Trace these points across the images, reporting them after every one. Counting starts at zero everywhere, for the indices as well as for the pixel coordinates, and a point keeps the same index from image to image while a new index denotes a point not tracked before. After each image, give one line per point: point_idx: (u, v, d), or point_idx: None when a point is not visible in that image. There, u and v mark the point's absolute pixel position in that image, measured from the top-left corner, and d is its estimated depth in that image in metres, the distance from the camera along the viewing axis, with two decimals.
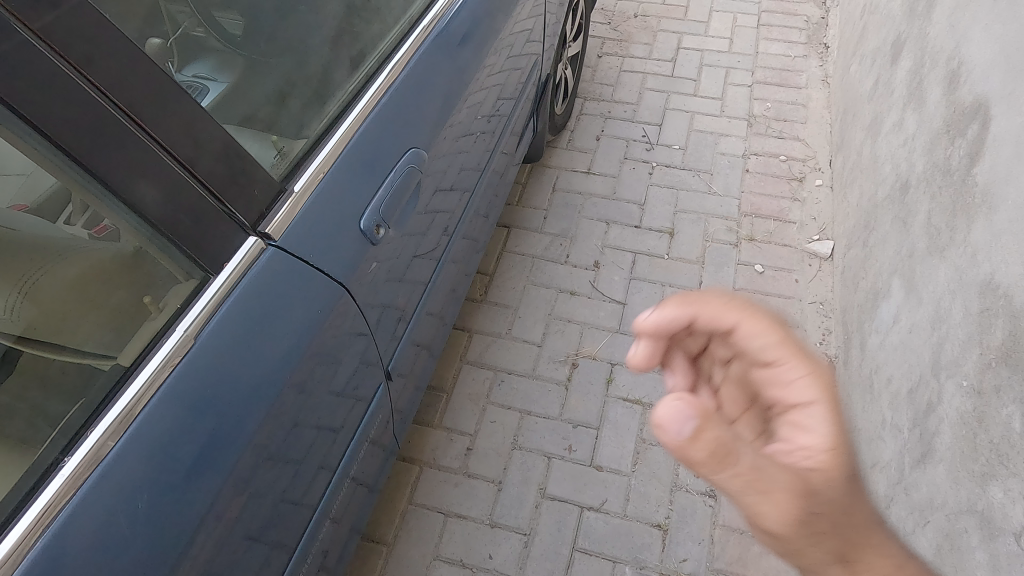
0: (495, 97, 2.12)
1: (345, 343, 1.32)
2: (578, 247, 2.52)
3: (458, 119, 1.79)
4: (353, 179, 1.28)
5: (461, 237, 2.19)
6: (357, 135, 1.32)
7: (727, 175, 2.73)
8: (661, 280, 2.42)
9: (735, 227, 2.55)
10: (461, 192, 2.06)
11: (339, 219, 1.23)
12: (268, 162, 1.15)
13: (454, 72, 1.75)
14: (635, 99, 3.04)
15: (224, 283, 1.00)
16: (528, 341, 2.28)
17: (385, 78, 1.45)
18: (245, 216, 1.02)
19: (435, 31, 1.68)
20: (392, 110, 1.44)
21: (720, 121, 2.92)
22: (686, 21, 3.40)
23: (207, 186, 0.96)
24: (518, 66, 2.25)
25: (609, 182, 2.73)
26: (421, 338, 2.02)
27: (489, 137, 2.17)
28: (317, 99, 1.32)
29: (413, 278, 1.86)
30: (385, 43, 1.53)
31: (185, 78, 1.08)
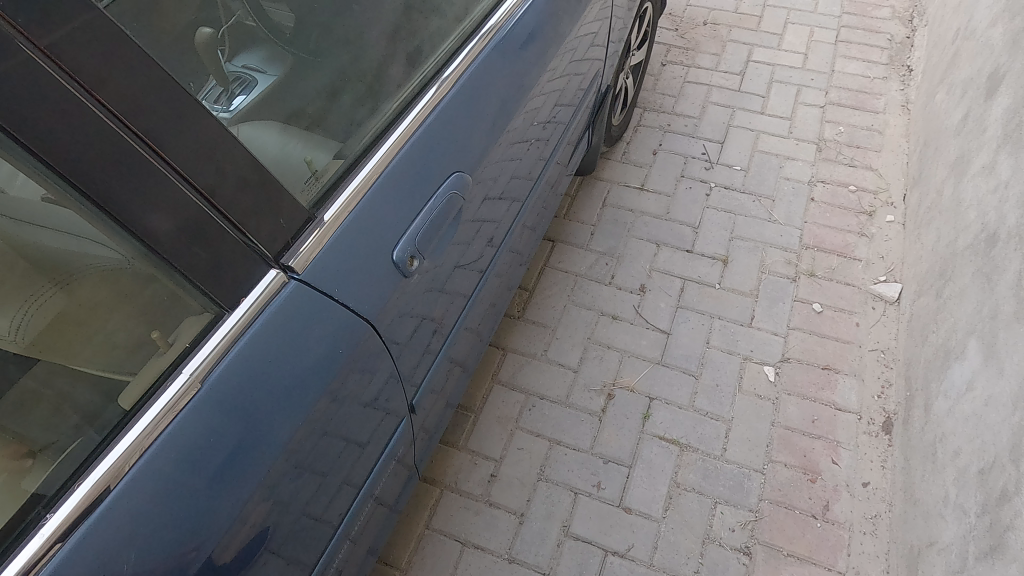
0: (552, 104, 2.01)
1: (375, 369, 1.24)
2: (624, 268, 2.40)
3: (512, 134, 1.68)
4: (388, 206, 1.18)
5: (507, 250, 2.09)
6: (399, 157, 1.21)
7: (791, 202, 2.56)
8: (710, 311, 2.28)
9: (795, 260, 2.39)
10: (510, 202, 1.96)
11: (372, 246, 1.13)
12: (297, 182, 1.05)
13: (513, 82, 1.63)
14: (697, 112, 2.89)
15: (238, 319, 0.92)
16: (564, 365, 2.17)
17: (434, 92, 1.34)
18: (268, 245, 0.93)
19: (494, 40, 1.56)
20: (439, 128, 1.33)
21: (787, 143, 2.74)
22: (759, 32, 3.21)
23: (229, 213, 0.87)
24: (579, 72, 2.13)
25: (663, 200, 2.59)
26: (456, 354, 1.94)
27: (542, 149, 2.06)
28: (370, 96, 1.23)
29: (453, 290, 1.77)
30: (440, 51, 1.43)
31: (230, 70, 1.02)
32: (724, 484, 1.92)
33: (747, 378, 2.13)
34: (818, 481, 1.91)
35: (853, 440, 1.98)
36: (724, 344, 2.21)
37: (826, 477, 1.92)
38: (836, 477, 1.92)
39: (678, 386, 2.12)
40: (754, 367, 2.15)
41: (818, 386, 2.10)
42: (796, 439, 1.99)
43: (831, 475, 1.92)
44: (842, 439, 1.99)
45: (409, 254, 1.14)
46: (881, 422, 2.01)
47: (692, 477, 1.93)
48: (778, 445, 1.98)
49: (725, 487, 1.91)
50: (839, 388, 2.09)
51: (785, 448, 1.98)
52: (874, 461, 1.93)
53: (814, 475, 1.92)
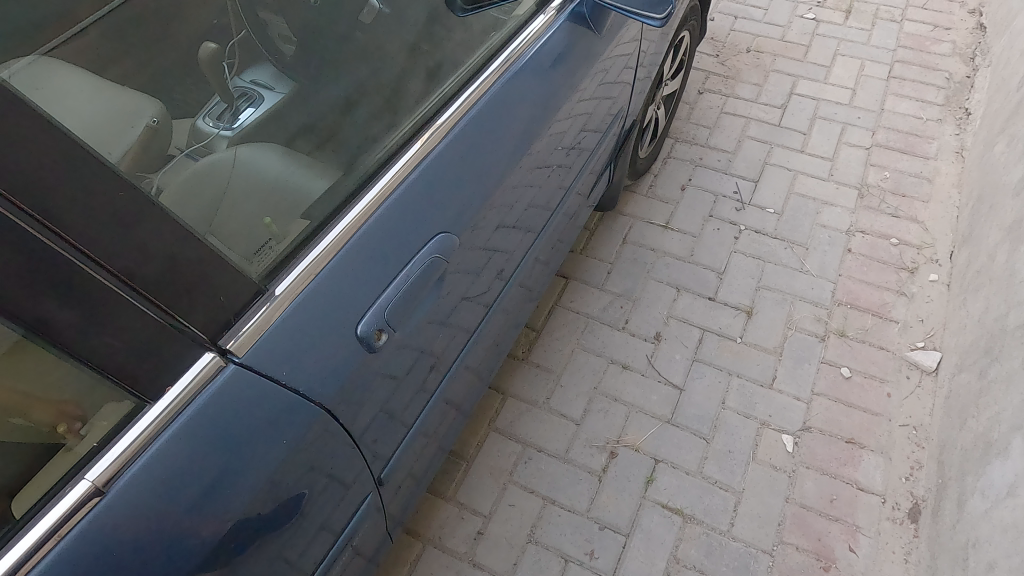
0: (578, 129, 1.87)
1: (340, 440, 1.12)
2: (640, 312, 2.26)
3: (517, 179, 1.56)
4: (352, 278, 1.06)
5: (517, 285, 1.95)
6: (371, 220, 1.11)
7: (825, 252, 2.38)
8: (729, 367, 2.13)
9: (825, 317, 2.22)
10: (524, 232, 1.83)
11: (330, 320, 1.02)
12: (242, 249, 0.95)
13: (520, 126, 1.52)
14: (732, 147, 2.72)
15: (161, 410, 0.81)
16: (566, 416, 2.04)
17: (418, 148, 1.24)
18: (202, 327, 0.83)
19: (498, 84, 1.44)
20: (422, 185, 1.23)
21: (826, 186, 2.56)
22: (805, 63, 3.02)
23: (144, 293, 0.75)
24: (608, 97, 1.99)
25: (687, 241, 2.43)
26: (453, 397, 1.81)
27: (563, 179, 1.93)
28: (387, 108, 1.25)
29: (455, 325, 1.64)
30: (433, 100, 1.33)
31: (237, 85, 1.15)
32: (728, 564, 1.77)
33: (763, 446, 1.97)
34: (832, 570, 1.75)
35: (874, 526, 1.81)
36: (741, 405, 2.05)
37: (841, 566, 1.75)
38: (852, 567, 1.75)
39: (687, 449, 1.97)
40: (771, 434, 1.99)
41: (840, 462, 1.93)
42: (812, 520, 1.83)
43: (847, 564, 1.75)
44: (862, 524, 1.82)
45: (377, 328, 1.02)
46: (907, 508, 1.83)
47: (693, 553, 1.78)
48: (790, 524, 1.82)
49: (729, 568, 1.76)
50: (862, 466, 1.92)
51: (798, 528, 1.82)
52: (897, 553, 1.76)
53: (828, 562, 1.76)
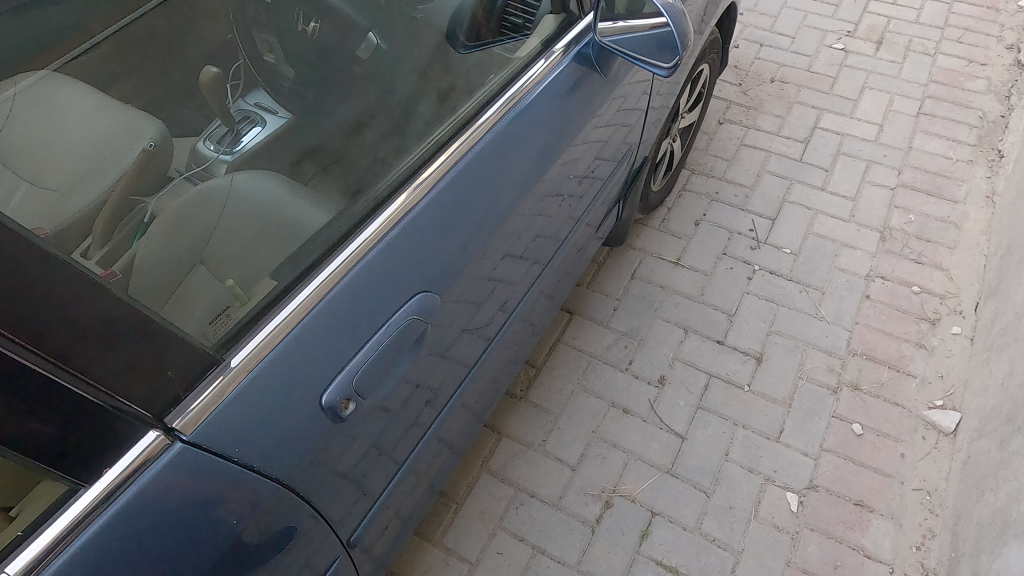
0: (591, 158, 1.77)
1: (309, 502, 1.07)
2: (645, 353, 2.19)
3: (516, 225, 1.49)
4: (321, 344, 0.99)
5: (519, 318, 1.82)
6: (342, 284, 1.04)
7: (842, 298, 2.28)
8: (734, 417, 2.04)
9: (839, 368, 2.12)
10: (531, 263, 1.70)
11: (291, 391, 0.96)
12: (198, 313, 0.92)
13: (518, 173, 1.44)
14: (750, 181, 2.63)
15: (96, 496, 0.75)
16: (562, 461, 1.97)
17: (400, 202, 1.17)
18: (145, 404, 0.77)
19: (493, 131, 1.36)
20: (402, 243, 1.15)
21: (847, 228, 2.46)
22: (831, 95, 2.92)
23: (77, 376, 0.69)
24: (624, 125, 1.89)
25: (698, 279, 2.35)
26: (447, 435, 1.72)
27: (574, 210, 1.82)
28: (396, 132, 1.27)
29: (456, 358, 1.52)
30: (426, 145, 1.27)
31: (240, 108, 1.33)
32: None
33: (766, 503, 1.88)
34: None
35: None
36: (745, 458, 1.96)
37: None
38: None
39: (686, 502, 1.88)
40: (775, 491, 1.90)
41: (847, 525, 1.83)
42: None
43: None
44: None
45: (342, 398, 0.96)
46: None
47: None
48: None
49: None
50: (871, 531, 1.82)
51: None
52: None
53: None
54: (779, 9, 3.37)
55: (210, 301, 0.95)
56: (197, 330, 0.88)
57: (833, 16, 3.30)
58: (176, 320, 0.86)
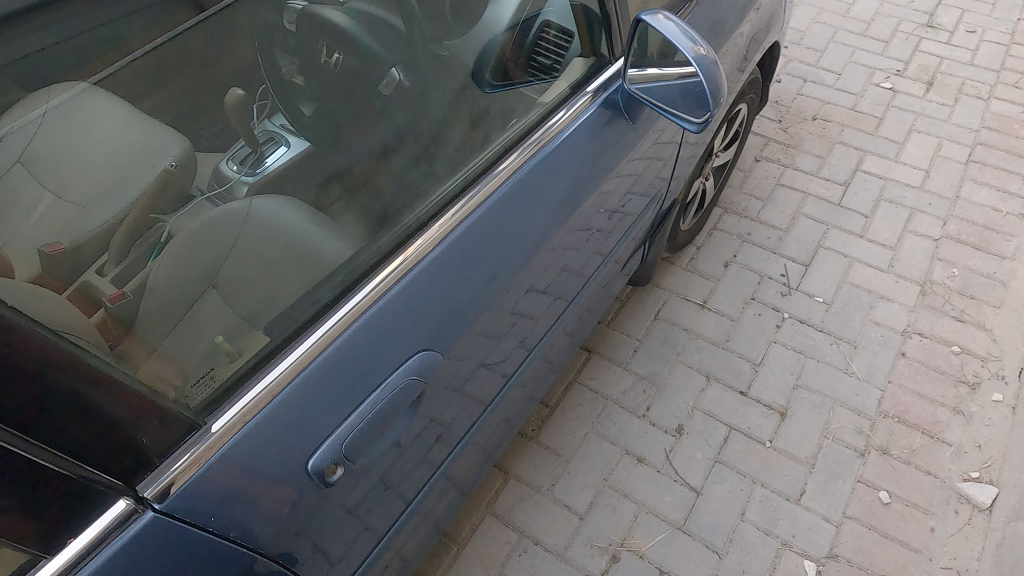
0: (622, 192, 1.70)
1: (296, 559, 1.03)
2: (664, 400, 2.11)
3: (534, 275, 1.44)
4: (309, 407, 0.96)
5: (538, 357, 1.66)
6: (337, 344, 1.00)
7: (876, 353, 2.17)
8: (754, 474, 1.94)
9: (867, 430, 2.00)
10: (553, 298, 1.60)
11: (273, 456, 0.92)
12: (178, 370, 0.87)
13: (534, 224, 1.38)
14: (785, 224, 2.54)
15: (59, 568, 0.70)
16: (570, 508, 1.91)
17: (405, 257, 1.12)
18: (116, 473, 0.73)
19: (508, 183, 1.31)
20: (403, 301, 1.10)
21: (885, 278, 2.35)
22: (875, 137, 2.82)
23: (48, 446, 0.66)
24: (660, 159, 1.80)
25: (724, 324, 2.27)
26: (453, 475, 1.52)
27: (601, 247, 1.74)
28: (424, 156, 1.25)
29: (470, 393, 1.39)
30: (445, 189, 1.25)
31: (265, 129, 1.18)
32: None
33: (781, 570, 1.78)
34: None
35: None
36: (762, 519, 1.86)
37: None
38: None
39: (696, 563, 1.80)
40: (792, 558, 1.79)
41: None
42: None
43: None
44: None
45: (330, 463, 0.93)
46: None
47: None
48: None
49: None
50: None
51: None
52: None
53: None
54: (826, 44, 3.27)
55: (215, 336, 0.93)
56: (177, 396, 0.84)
57: (882, 53, 3.19)
58: (154, 380, 0.83)
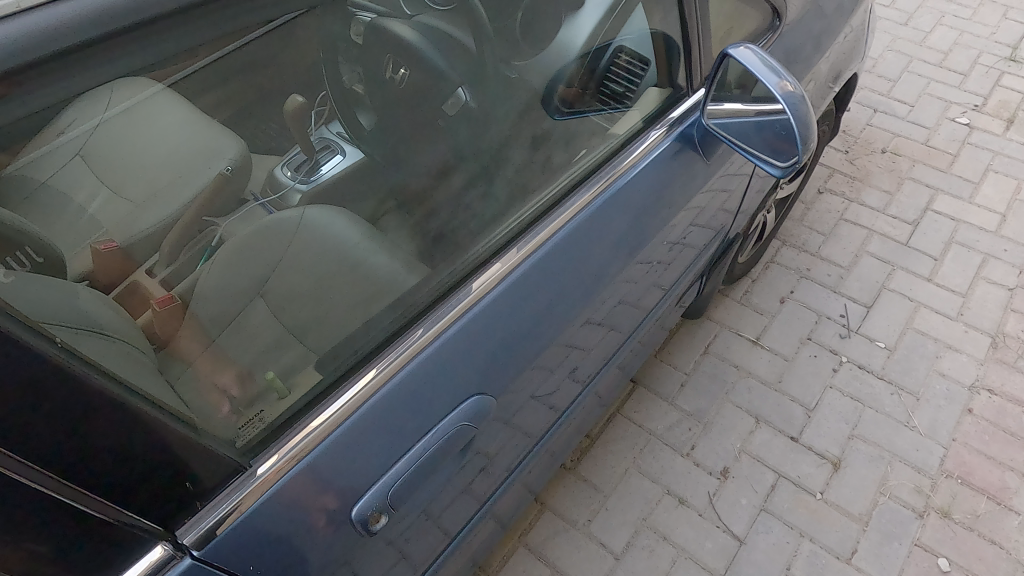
0: (685, 224, 1.61)
1: None
2: (709, 440, 2.02)
3: (591, 311, 1.38)
4: (360, 451, 0.92)
5: (592, 394, 1.64)
6: (391, 384, 0.95)
7: (940, 407, 2.05)
8: (802, 527, 1.84)
9: (927, 490, 1.89)
10: (607, 330, 1.52)
11: (313, 502, 0.87)
12: (226, 411, 0.84)
13: (595, 263, 1.32)
14: (847, 261, 2.43)
15: None
16: (605, 547, 1.83)
17: (465, 295, 1.07)
18: (157, 516, 0.70)
19: (574, 222, 1.25)
20: (462, 340, 1.05)
21: (953, 327, 2.22)
22: (948, 175, 2.68)
23: (87, 490, 0.63)
24: (725, 190, 1.71)
25: (777, 364, 2.17)
26: (499, 510, 1.46)
27: (659, 280, 1.66)
28: (483, 177, 1.19)
29: (519, 426, 1.33)
30: (514, 220, 1.20)
31: (320, 136, 1.19)
32: None
33: None
34: None
35: None
36: None
37: None
38: None
39: None
40: None
41: None
42: None
43: None
44: None
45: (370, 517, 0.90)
46: None
47: None
48: None
49: None
50: None
51: None
52: None
53: None
54: (899, 73, 3.13)
55: (258, 351, 0.90)
56: (225, 435, 0.80)
57: (959, 86, 3.04)
58: (199, 412, 0.80)
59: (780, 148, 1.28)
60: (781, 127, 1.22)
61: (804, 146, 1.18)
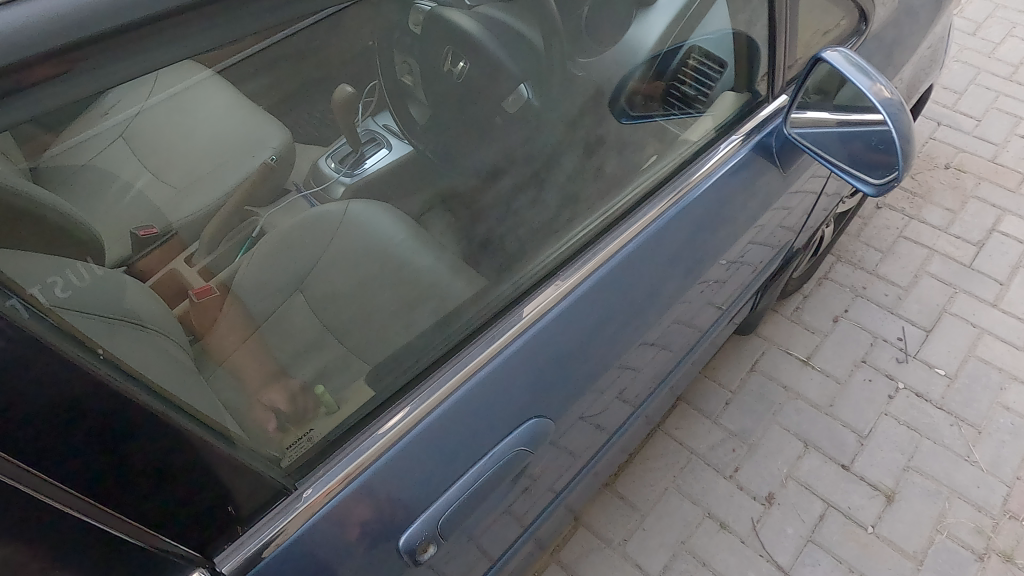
0: (746, 242, 1.51)
1: None
2: (754, 463, 1.93)
3: (649, 328, 1.30)
4: (411, 475, 0.87)
5: (642, 417, 1.57)
6: (449, 403, 0.91)
7: (1003, 443, 1.93)
8: (852, 562, 1.74)
9: (988, 530, 1.77)
10: (659, 349, 1.43)
11: (356, 530, 0.81)
12: (272, 428, 0.78)
13: (657, 279, 1.24)
14: (906, 282, 2.31)
15: None
16: (641, 569, 1.75)
17: (528, 311, 1.02)
18: (195, 543, 0.65)
19: (643, 236, 1.19)
20: (520, 359, 1.00)
21: (1019, 358, 2.09)
22: (1017, 195, 2.53)
23: (125, 516, 0.58)
24: (786, 208, 1.60)
25: (829, 387, 2.07)
26: (540, 531, 1.39)
27: (714, 298, 1.57)
28: (534, 181, 1.14)
29: (566, 447, 1.25)
30: (581, 231, 1.15)
31: (367, 129, 1.21)
32: None
33: None
34: None
35: None
36: None
37: None
38: None
39: None
40: None
41: None
42: None
43: None
44: None
45: (426, 537, 0.91)
46: None
47: None
48: None
49: None
50: None
51: None
52: None
53: None
54: (966, 85, 2.98)
55: (294, 350, 0.86)
56: (271, 452, 0.75)
57: None
58: (250, 428, 0.75)
59: (879, 162, 1.18)
60: (879, 140, 1.13)
61: (906, 159, 1.08)
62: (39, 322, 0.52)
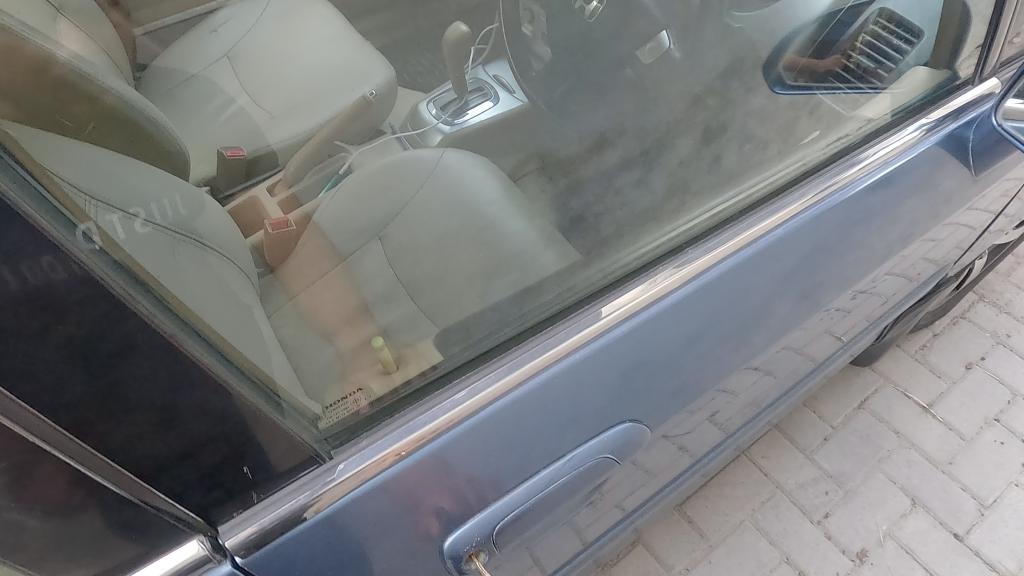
0: (882, 271, 1.26)
1: None
2: (849, 512, 1.69)
3: (770, 348, 1.09)
4: (476, 466, 0.71)
5: (733, 445, 1.38)
6: (530, 386, 0.72)
7: None
8: None
9: None
10: (763, 374, 1.20)
11: (397, 527, 0.67)
12: (321, 384, 0.66)
13: (796, 289, 1.02)
14: None
15: None
16: None
17: (641, 291, 0.82)
18: (196, 505, 0.54)
19: (795, 222, 0.94)
20: (625, 347, 0.80)
21: None
22: None
23: (119, 462, 0.47)
24: (935, 238, 1.32)
25: (950, 442, 1.79)
26: (602, 551, 1.22)
27: (834, 327, 1.33)
28: (642, 161, 1.02)
29: (645, 465, 1.07)
30: (715, 207, 0.95)
31: (475, 76, 1.17)
32: None
33: None
34: None
35: None
36: None
37: None
38: None
39: None
40: None
41: None
42: None
43: None
44: None
45: (478, 544, 0.76)
46: None
47: None
48: None
49: None
50: None
51: None
52: None
53: None
54: None
55: (375, 293, 0.79)
56: (310, 412, 0.62)
57: None
58: (290, 383, 0.62)
59: None
60: None
61: None
62: (101, 254, 0.44)
